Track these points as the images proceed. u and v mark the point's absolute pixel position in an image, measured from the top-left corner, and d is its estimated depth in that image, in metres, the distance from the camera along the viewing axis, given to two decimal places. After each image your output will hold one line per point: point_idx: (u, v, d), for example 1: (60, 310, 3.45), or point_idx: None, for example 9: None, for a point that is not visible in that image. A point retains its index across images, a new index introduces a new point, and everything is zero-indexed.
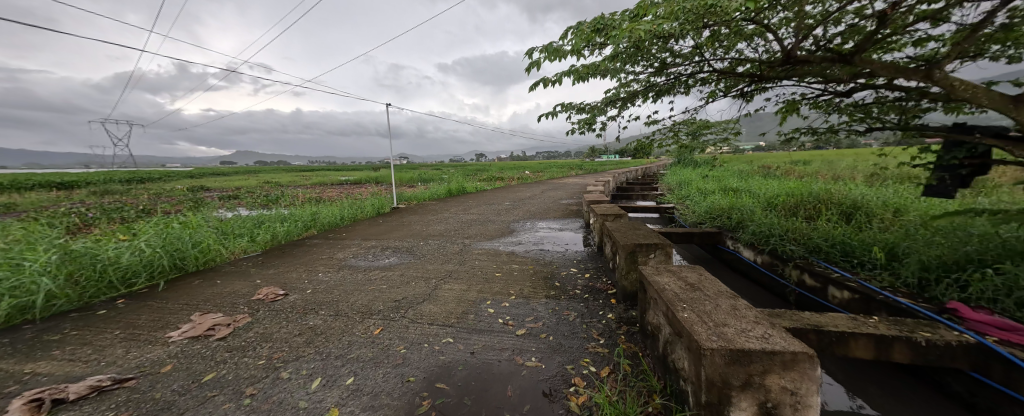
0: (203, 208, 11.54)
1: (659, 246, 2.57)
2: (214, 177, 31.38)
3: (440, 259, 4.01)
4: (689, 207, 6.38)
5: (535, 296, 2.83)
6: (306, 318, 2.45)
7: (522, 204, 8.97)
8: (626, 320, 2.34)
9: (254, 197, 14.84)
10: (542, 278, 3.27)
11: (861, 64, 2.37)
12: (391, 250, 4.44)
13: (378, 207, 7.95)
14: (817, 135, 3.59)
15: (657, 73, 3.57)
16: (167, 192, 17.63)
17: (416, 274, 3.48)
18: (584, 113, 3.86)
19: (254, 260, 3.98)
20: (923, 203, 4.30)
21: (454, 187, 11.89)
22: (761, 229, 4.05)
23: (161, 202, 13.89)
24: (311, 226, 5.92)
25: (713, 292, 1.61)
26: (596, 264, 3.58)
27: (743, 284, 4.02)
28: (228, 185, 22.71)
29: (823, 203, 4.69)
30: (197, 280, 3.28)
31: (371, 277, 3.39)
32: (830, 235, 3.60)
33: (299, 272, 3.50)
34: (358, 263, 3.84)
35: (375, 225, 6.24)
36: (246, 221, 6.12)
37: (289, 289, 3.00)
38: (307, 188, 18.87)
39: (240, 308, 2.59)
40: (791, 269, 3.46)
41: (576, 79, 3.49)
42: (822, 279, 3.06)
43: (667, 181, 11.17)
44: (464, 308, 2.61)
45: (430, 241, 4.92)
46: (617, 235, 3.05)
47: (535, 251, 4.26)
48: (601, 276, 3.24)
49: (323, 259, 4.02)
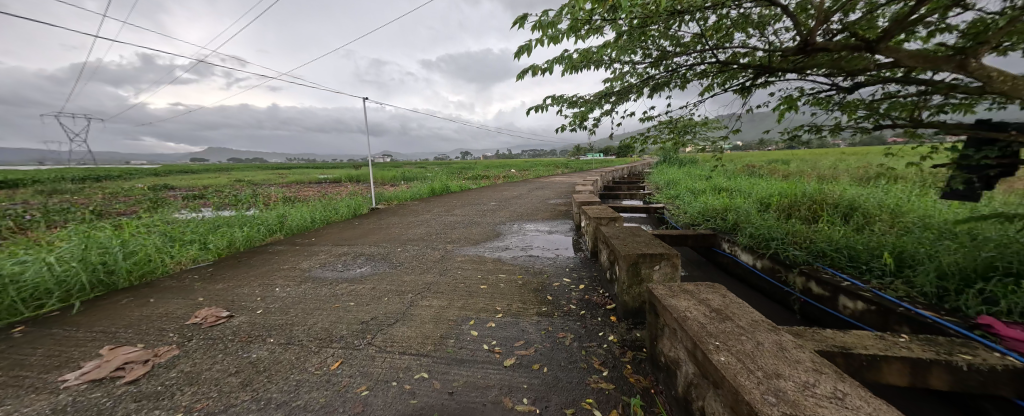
0: (163, 208, 10.69)
1: (663, 257, 2.26)
2: (182, 176, 29.63)
3: (418, 268, 3.61)
4: (680, 207, 6.18)
5: (525, 314, 2.49)
6: (248, 348, 2.02)
7: (508, 204, 8.62)
8: (631, 345, 2.03)
9: (222, 196, 13.93)
10: (530, 290, 2.93)
11: (884, 53, 2.14)
12: (363, 258, 4.00)
13: (354, 208, 7.44)
14: (821, 133, 3.38)
15: (654, 65, 3.28)
16: (125, 191, 16.34)
17: (390, 286, 3.08)
18: (575, 107, 3.54)
19: (202, 273, 3.47)
20: (920, 204, 4.19)
21: (437, 186, 11.42)
22: (760, 232, 3.85)
23: (116, 202, 12.82)
24: (276, 230, 5.39)
25: (747, 324, 1.30)
26: (590, 273, 3.26)
27: (742, 291, 3.78)
28: (195, 183, 21.41)
29: (819, 204, 4.54)
30: (124, 299, 2.78)
31: (337, 292, 2.97)
32: (833, 239, 3.41)
33: (252, 287, 3.05)
34: (325, 274, 3.41)
35: (348, 229, 5.75)
36: (203, 224, 5.53)
37: (235, 309, 2.56)
38: (282, 186, 17.95)
39: (167, 339, 2.13)
40: (795, 276, 3.22)
41: (568, 69, 3.16)
42: (832, 287, 2.83)
43: (654, 180, 11.04)
44: (443, 331, 2.24)
45: (408, 247, 4.51)
46: (614, 242, 2.73)
47: (523, 258, 3.92)
48: (596, 287, 2.92)
49: (284, 270, 3.55)
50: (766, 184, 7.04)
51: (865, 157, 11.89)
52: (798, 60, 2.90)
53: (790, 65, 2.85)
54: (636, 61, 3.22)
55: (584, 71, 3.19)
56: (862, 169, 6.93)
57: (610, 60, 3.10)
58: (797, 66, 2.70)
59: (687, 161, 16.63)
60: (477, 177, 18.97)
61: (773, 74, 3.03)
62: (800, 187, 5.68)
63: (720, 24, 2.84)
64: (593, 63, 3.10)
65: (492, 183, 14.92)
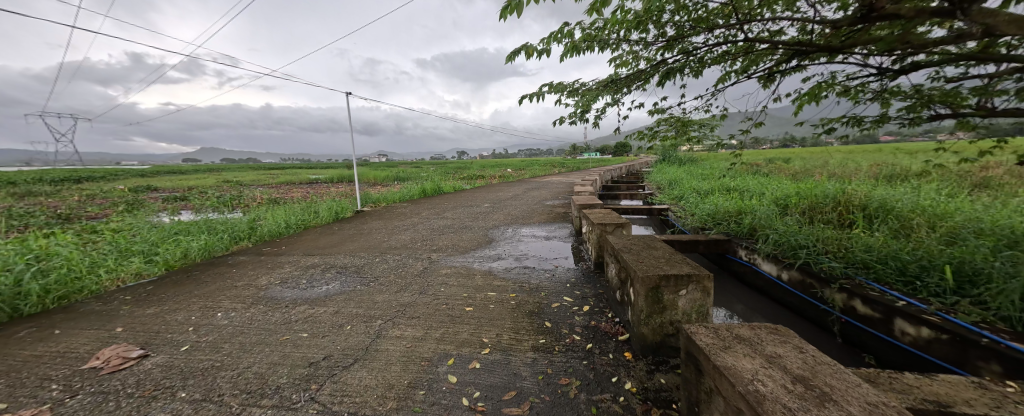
0: (136, 211, 10.07)
1: (689, 279, 1.79)
2: (170, 176, 28.90)
3: (394, 284, 3.09)
4: (687, 209, 5.72)
5: (518, 349, 2.00)
6: (145, 410, 1.52)
7: (503, 205, 8.12)
8: (656, 400, 1.54)
9: (204, 197, 13.33)
10: (524, 314, 2.45)
11: (974, 19, 1.67)
12: (334, 272, 3.48)
13: (337, 210, 6.92)
14: (863, 126, 2.90)
15: (668, 47, 2.80)
16: (103, 193, 15.61)
17: (356, 310, 2.57)
18: (576, 96, 3.06)
19: (137, 293, 2.95)
20: (959, 207, 3.75)
21: (429, 187, 10.90)
22: (785, 239, 3.38)
23: (91, 203, 12.21)
24: (243, 237, 4.85)
25: (863, 414, 0.82)
26: (595, 292, 2.77)
27: (765, 306, 3.30)
28: (179, 184, 20.69)
29: (845, 206, 4.10)
30: (22, 332, 2.26)
31: (291, 317, 2.45)
32: (873, 247, 2.96)
33: (188, 313, 2.52)
34: (284, 293, 2.91)
35: (325, 235, 5.22)
36: (161, 230, 4.98)
37: (154, 347, 2.05)
38: (270, 187, 17.34)
39: (44, 396, 1.63)
40: (833, 292, 2.70)
41: (568, 50, 2.68)
42: (884, 308, 2.33)
43: (655, 179, 10.59)
44: (412, 378, 1.75)
45: (388, 257, 4.00)
46: (625, 258, 2.24)
47: (517, 270, 3.43)
48: (603, 310, 2.43)
49: (236, 288, 3.02)
50: (777, 184, 6.60)
51: (870, 156, 11.60)
52: (841, 38, 2.44)
53: (833, 44, 2.39)
54: (647, 43, 2.75)
55: (587, 53, 2.71)
56: (877, 168, 6.53)
57: (617, 39, 2.61)
58: (845, 45, 2.24)
59: (687, 160, 16.25)
60: (473, 176, 18.41)
61: (810, 55, 2.56)
62: (817, 186, 5.24)
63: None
64: (597, 42, 2.61)
65: (488, 183, 14.39)
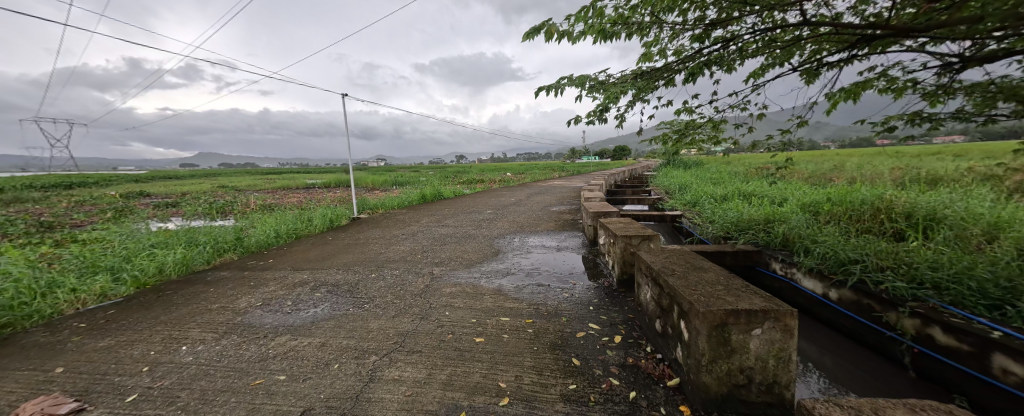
0: (121, 218, 9.59)
1: (766, 316, 1.42)
2: (167, 181, 28.55)
3: (391, 308, 2.69)
4: (705, 215, 5.34)
5: (545, 400, 1.62)
6: None
7: (506, 212, 7.74)
8: None
9: (195, 203, 12.84)
10: (546, 349, 2.06)
11: None
12: (323, 292, 3.07)
13: (332, 218, 6.52)
14: (929, 124, 2.53)
15: (706, 34, 2.46)
16: (94, 199, 15.18)
17: (346, 342, 2.17)
18: (598, 91, 2.72)
19: (94, 320, 2.54)
20: (1017, 214, 3.39)
21: (428, 193, 10.52)
22: (831, 252, 2.92)
23: (76, 211, 11.69)
24: (227, 248, 4.44)
25: None
26: (625, 319, 2.39)
27: (809, 328, 2.85)
28: (172, 189, 20.19)
29: (886, 215, 3.71)
30: None
31: (268, 352, 2.05)
32: (941, 265, 2.46)
33: (147, 347, 2.12)
34: (264, 318, 2.51)
35: (317, 246, 4.81)
36: (137, 240, 4.56)
37: (94, 398, 1.65)
38: (265, 192, 16.91)
39: None
40: (902, 317, 2.24)
41: (596, 35, 2.49)
42: (977, 341, 1.87)
43: (663, 184, 10.21)
44: None
45: (385, 273, 3.61)
46: (669, 282, 1.85)
47: (530, 289, 3.03)
48: (639, 343, 2.06)
49: (209, 312, 2.62)
50: (798, 189, 6.21)
51: (881, 160, 11.32)
52: (916, 21, 2.10)
53: (908, 26, 2.02)
54: (682, 27, 2.39)
55: (614, 39, 2.51)
56: (902, 173, 6.17)
57: (651, 22, 2.35)
58: (930, 26, 1.87)
59: (692, 164, 15.92)
60: (474, 181, 18.01)
61: (874, 42, 2.19)
62: (848, 192, 4.84)
63: None
64: (625, 25, 2.40)
65: (489, 188, 14.01)
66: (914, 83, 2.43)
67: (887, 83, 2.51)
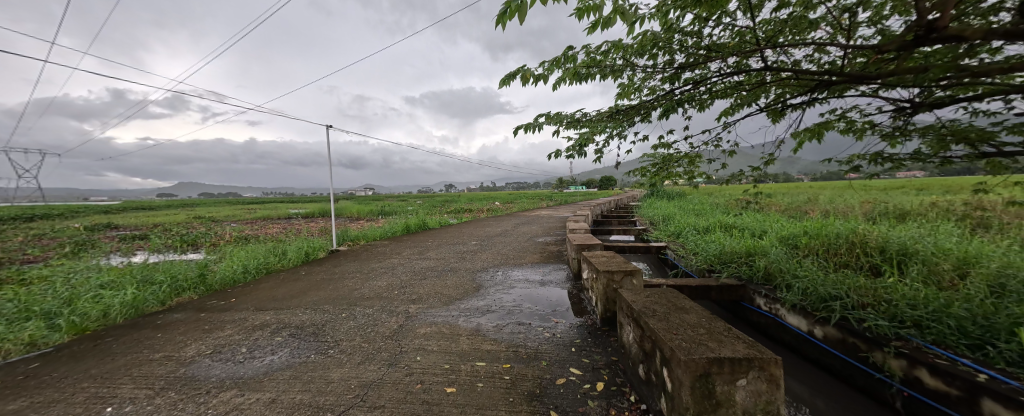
0: (80, 253, 8.89)
1: (749, 364, 1.32)
2: (139, 212, 27.25)
3: (357, 353, 2.48)
4: (689, 246, 5.32)
5: None
6: None
7: (492, 243, 7.57)
8: None
9: (165, 236, 12.14)
10: (521, 400, 1.88)
11: None
12: (284, 335, 2.82)
13: (308, 250, 6.22)
14: (893, 163, 2.59)
15: (676, 76, 2.54)
16: (55, 232, 14.21)
17: (300, 396, 1.95)
18: (575, 128, 2.74)
19: (12, 376, 2.23)
20: (982, 248, 3.47)
21: (413, 223, 10.28)
22: (814, 288, 2.87)
23: (31, 245, 10.84)
24: (187, 287, 4.13)
25: None
26: (608, 365, 2.22)
27: (798, 368, 2.71)
28: (143, 220, 19.23)
29: (861, 249, 3.75)
30: None
31: (206, 413, 1.82)
32: (918, 302, 2.42)
33: (65, 410, 1.85)
34: (213, 369, 2.26)
35: (288, 283, 4.52)
36: (84, 279, 4.17)
37: None
38: (243, 223, 16.24)
39: None
40: (888, 357, 2.17)
41: (572, 76, 2.54)
42: (964, 384, 1.78)
43: (647, 215, 10.32)
44: None
45: (356, 312, 3.37)
46: (649, 325, 1.74)
47: (510, 329, 2.86)
48: (624, 394, 1.90)
49: (150, 364, 2.35)
50: (776, 221, 6.31)
51: (852, 194, 11.74)
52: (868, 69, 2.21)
53: (860, 73, 2.10)
54: (653, 69, 2.47)
55: (588, 80, 2.58)
56: (871, 206, 6.38)
57: (623, 64, 2.42)
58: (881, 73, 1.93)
59: (675, 195, 16.26)
60: (461, 211, 17.81)
61: (832, 87, 2.28)
62: (824, 225, 4.91)
63: (771, 18, 2.27)
64: (598, 68, 2.49)
65: (477, 218, 13.83)
66: (873, 125, 2.52)
67: (849, 124, 2.59)
